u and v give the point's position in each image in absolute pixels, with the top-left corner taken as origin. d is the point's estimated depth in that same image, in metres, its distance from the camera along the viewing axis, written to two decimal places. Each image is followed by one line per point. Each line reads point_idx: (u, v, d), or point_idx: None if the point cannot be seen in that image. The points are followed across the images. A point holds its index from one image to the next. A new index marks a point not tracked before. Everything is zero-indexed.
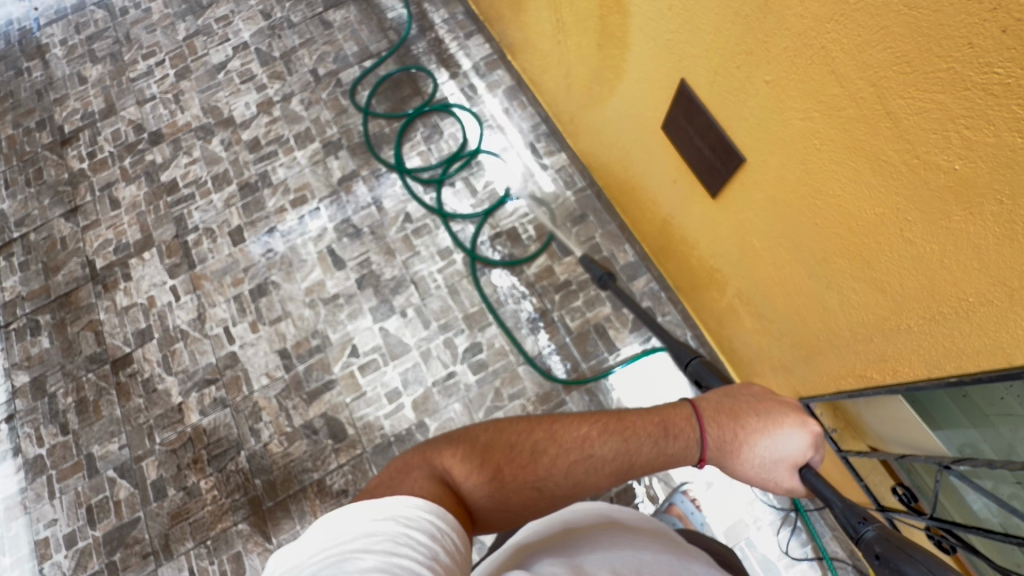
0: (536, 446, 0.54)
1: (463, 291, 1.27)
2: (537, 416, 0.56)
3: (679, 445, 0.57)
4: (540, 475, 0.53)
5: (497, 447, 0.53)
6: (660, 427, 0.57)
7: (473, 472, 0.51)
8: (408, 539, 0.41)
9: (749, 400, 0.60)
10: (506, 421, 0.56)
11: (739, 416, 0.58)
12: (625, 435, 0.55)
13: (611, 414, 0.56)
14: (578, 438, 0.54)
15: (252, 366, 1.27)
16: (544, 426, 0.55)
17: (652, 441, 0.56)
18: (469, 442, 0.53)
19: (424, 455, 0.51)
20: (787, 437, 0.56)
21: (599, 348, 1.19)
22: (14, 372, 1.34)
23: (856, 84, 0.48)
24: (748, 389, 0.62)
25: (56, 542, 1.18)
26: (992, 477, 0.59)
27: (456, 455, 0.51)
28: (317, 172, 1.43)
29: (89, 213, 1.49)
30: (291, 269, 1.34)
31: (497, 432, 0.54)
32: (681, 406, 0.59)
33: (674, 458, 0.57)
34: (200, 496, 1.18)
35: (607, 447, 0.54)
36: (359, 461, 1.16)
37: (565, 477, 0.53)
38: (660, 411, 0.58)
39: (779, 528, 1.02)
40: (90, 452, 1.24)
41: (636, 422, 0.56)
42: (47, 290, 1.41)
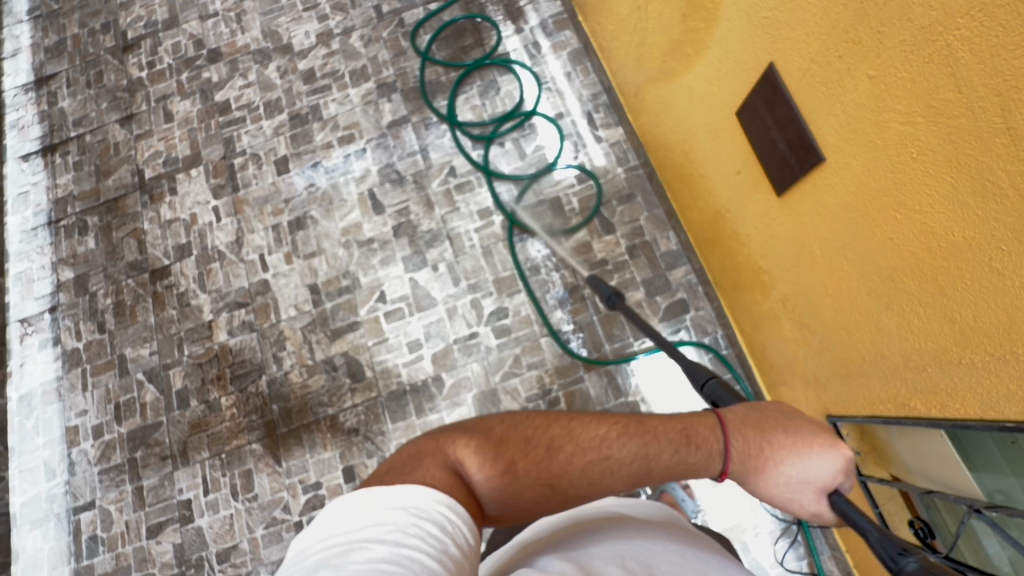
0: (552, 443, 0.51)
1: (497, 254, 1.25)
2: (556, 413, 0.54)
3: (701, 455, 0.53)
4: (554, 472, 0.51)
5: (512, 440, 0.51)
6: (683, 434, 0.53)
7: (484, 462, 0.49)
8: (418, 531, 0.42)
9: (776, 415, 0.56)
10: (522, 416, 0.54)
11: (764, 431, 0.54)
12: (646, 439, 0.52)
13: (633, 416, 0.54)
14: (596, 438, 0.52)
15: (282, 296, 1.29)
16: (561, 422, 0.53)
17: (673, 448, 0.52)
18: (484, 432, 0.52)
19: (435, 443, 0.50)
20: (815, 459, 0.52)
21: (625, 332, 1.17)
22: (60, 267, 1.40)
23: (977, 92, 0.43)
24: (775, 404, 0.58)
25: (84, 431, 1.25)
26: (1019, 526, 0.57)
27: (470, 444, 0.50)
28: (367, 113, 1.41)
29: (143, 122, 1.51)
30: (330, 207, 1.35)
31: (512, 425, 0.53)
32: (706, 417, 0.55)
33: (694, 469, 0.53)
34: (220, 412, 1.23)
35: (626, 450, 0.52)
36: (373, 403, 1.19)
37: (579, 478, 0.51)
38: (684, 418, 0.54)
39: (777, 537, 1.01)
40: (123, 353, 1.30)
41: (659, 426, 0.53)
42: (97, 193, 1.45)
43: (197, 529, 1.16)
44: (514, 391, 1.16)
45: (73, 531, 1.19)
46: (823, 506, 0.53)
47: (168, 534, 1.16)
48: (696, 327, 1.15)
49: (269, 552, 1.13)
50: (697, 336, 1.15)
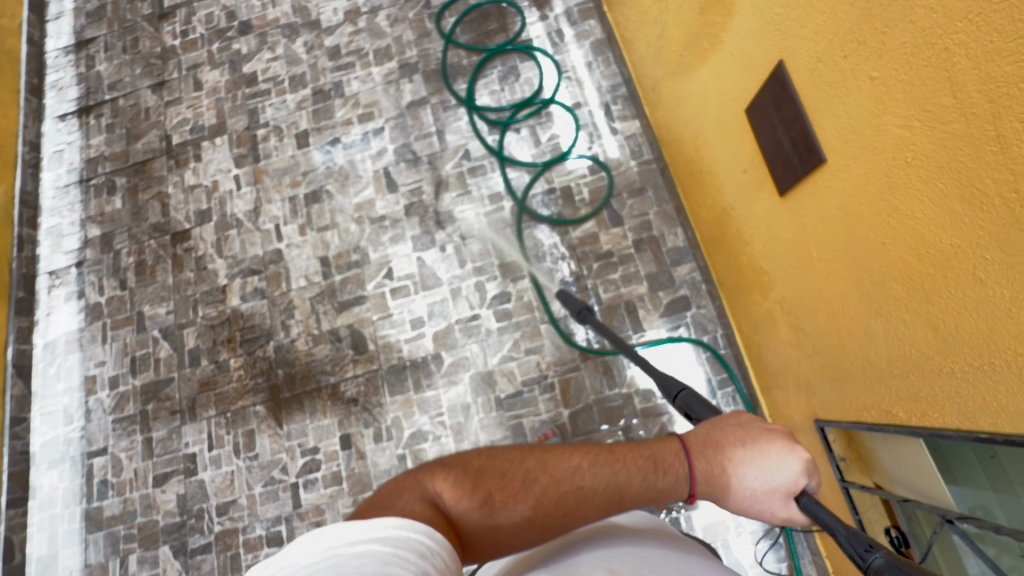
0: (528, 476, 0.51)
1: (505, 239, 1.27)
2: (530, 445, 0.54)
3: (668, 480, 0.54)
4: (531, 503, 0.50)
5: (488, 473, 0.51)
6: (649, 461, 0.55)
7: (460, 495, 0.49)
8: (396, 559, 0.39)
9: (735, 430, 0.58)
10: (496, 450, 0.54)
11: (724, 449, 0.56)
12: (616, 467, 0.53)
13: (603, 445, 0.54)
14: (568, 468, 0.52)
15: (294, 267, 1.33)
16: (535, 454, 0.53)
17: (641, 475, 0.54)
18: (459, 467, 0.52)
19: (410, 478, 0.50)
20: (778, 467, 0.55)
21: (625, 324, 1.18)
22: (88, 224, 1.46)
23: (970, 97, 0.43)
24: (735, 417, 0.60)
25: (101, 381, 1.32)
26: (997, 545, 0.57)
27: (446, 478, 0.50)
28: (388, 92, 1.44)
29: (173, 89, 1.55)
30: (346, 182, 1.38)
31: (488, 457, 0.53)
32: (669, 440, 0.57)
33: (664, 494, 0.54)
34: (228, 372, 1.28)
35: (598, 478, 0.52)
36: (374, 375, 1.22)
37: (556, 507, 0.50)
38: (649, 444, 0.56)
39: (759, 538, 1.02)
40: (141, 310, 1.36)
41: (627, 454, 0.54)
42: (127, 155, 1.51)
43: (199, 481, 1.21)
44: (510, 374, 1.18)
45: (86, 474, 1.26)
46: (792, 511, 0.55)
47: (173, 485, 1.22)
48: (696, 325, 1.15)
49: (265, 510, 1.17)
50: (696, 334, 1.15)
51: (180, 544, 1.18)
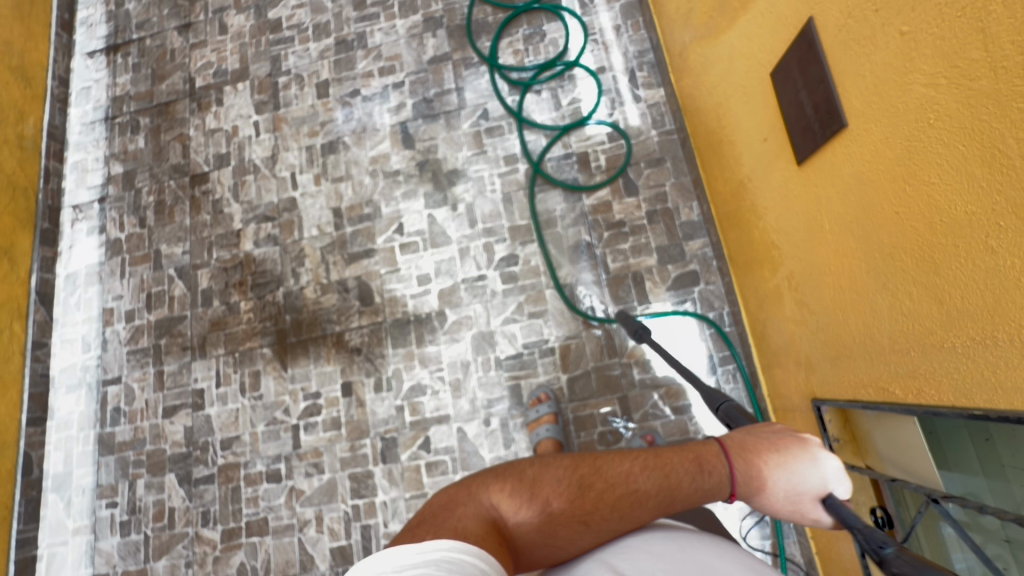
0: (582, 481, 0.54)
1: (517, 201, 1.26)
2: (582, 452, 0.57)
3: (714, 481, 0.56)
4: (588, 509, 0.52)
5: (543, 479, 0.54)
6: (696, 462, 0.56)
7: (517, 504, 0.52)
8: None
9: (768, 437, 0.60)
10: (550, 457, 0.57)
11: (757, 451, 0.59)
12: (666, 472, 0.55)
13: (650, 450, 0.57)
14: (621, 472, 0.55)
15: (307, 216, 1.34)
16: (588, 461, 0.56)
17: (690, 476, 0.56)
18: (514, 476, 0.54)
19: (468, 491, 0.53)
20: (805, 470, 0.57)
21: (631, 295, 1.17)
22: (111, 161, 1.49)
23: (1002, 50, 0.41)
24: (768, 427, 0.63)
25: (118, 314, 1.36)
26: (982, 532, 0.58)
27: (503, 489, 0.53)
28: (411, 46, 1.42)
29: (199, 32, 1.55)
30: (362, 135, 1.37)
31: (541, 465, 0.56)
32: (709, 443, 0.58)
33: (710, 495, 0.56)
34: (238, 314, 1.31)
35: (652, 481, 0.54)
36: (378, 327, 1.24)
37: (613, 511, 0.53)
38: (693, 447, 0.58)
39: (746, 514, 1.02)
40: (159, 249, 1.39)
41: (674, 457, 0.57)
42: (151, 96, 1.52)
43: (206, 416, 1.26)
44: (512, 335, 1.18)
45: (101, 401, 1.31)
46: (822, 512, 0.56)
47: (181, 417, 1.26)
48: (703, 301, 1.14)
49: (266, 448, 1.22)
50: (702, 310, 1.13)
51: (185, 473, 1.23)
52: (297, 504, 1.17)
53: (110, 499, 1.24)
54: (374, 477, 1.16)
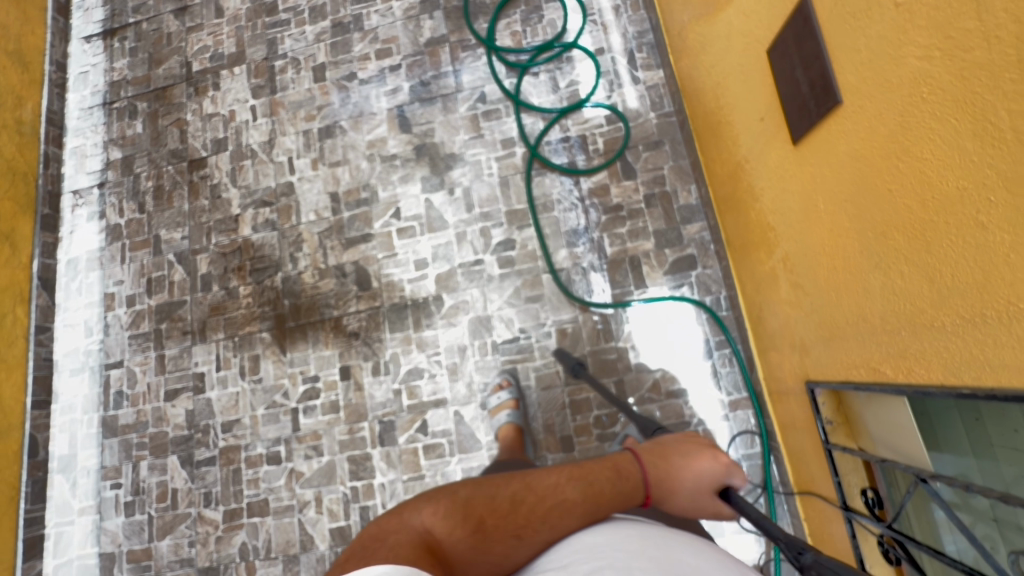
0: (513, 497, 0.58)
1: (514, 185, 1.25)
2: (512, 471, 0.61)
3: (631, 485, 0.62)
4: (519, 522, 0.56)
5: (475, 498, 0.57)
6: (613, 469, 0.63)
7: (449, 525, 0.54)
8: None
9: (675, 445, 0.69)
10: (482, 478, 0.61)
11: (666, 456, 0.66)
12: (588, 480, 0.61)
13: (574, 463, 0.63)
14: (549, 484, 0.60)
15: (304, 201, 1.34)
16: (517, 479, 0.60)
17: (610, 480, 0.61)
18: (448, 497, 0.57)
19: (401, 517, 0.54)
20: (706, 468, 0.65)
21: (627, 280, 1.16)
22: (110, 146, 1.49)
23: (996, 18, 0.40)
24: (677, 437, 0.71)
25: (119, 299, 1.37)
26: (972, 512, 0.58)
27: (436, 510, 0.55)
28: (407, 28, 1.40)
29: (195, 15, 1.54)
30: (359, 119, 1.37)
31: (473, 485, 0.59)
32: (624, 453, 0.66)
33: (631, 498, 0.61)
34: (237, 299, 1.32)
35: (577, 489, 0.59)
36: (375, 312, 1.24)
37: (542, 520, 0.56)
38: (611, 458, 0.65)
39: None
40: (158, 234, 1.40)
41: (595, 467, 0.63)
42: (148, 80, 1.52)
43: (206, 400, 1.27)
44: (508, 320, 1.19)
45: (104, 384, 1.33)
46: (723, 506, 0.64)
47: (182, 400, 1.28)
48: (700, 285, 1.13)
49: (266, 430, 1.23)
50: (698, 294, 1.13)
51: (187, 455, 1.25)
52: (297, 486, 1.19)
53: (115, 480, 1.27)
54: (372, 459, 1.17)
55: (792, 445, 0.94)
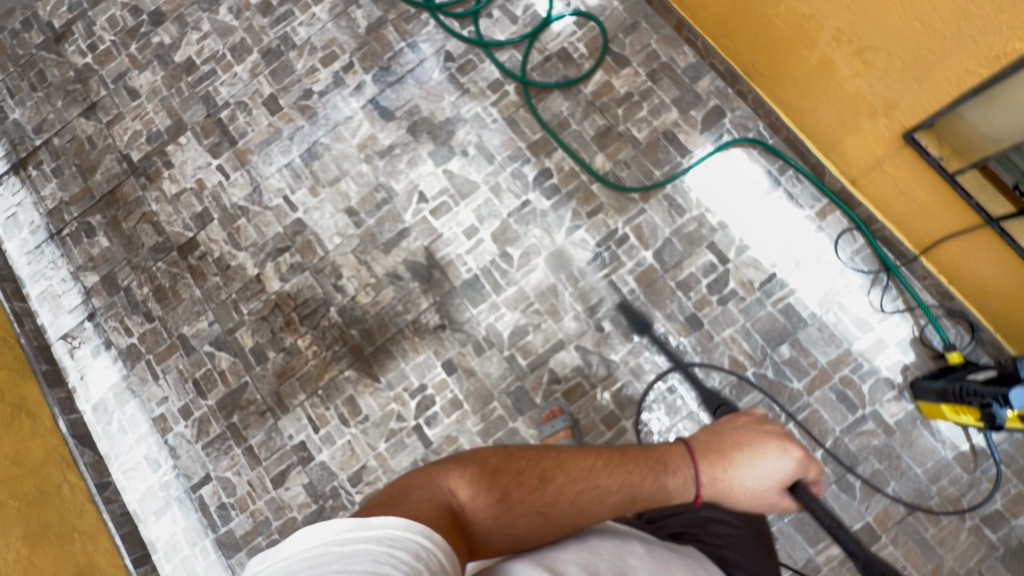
0: (545, 474, 0.61)
1: (522, 120, 1.23)
2: (547, 447, 0.64)
3: (677, 480, 0.66)
4: (547, 501, 0.59)
5: (505, 469, 0.60)
6: (659, 462, 0.66)
7: (475, 491, 0.57)
8: (389, 559, 0.45)
9: (734, 433, 0.69)
10: (513, 449, 0.63)
11: (726, 451, 0.67)
12: (629, 469, 0.64)
13: (616, 449, 0.66)
14: (584, 468, 0.63)
15: (321, 229, 1.26)
16: (551, 455, 0.63)
17: (653, 476, 0.65)
18: (478, 464, 0.60)
19: (429, 476, 0.57)
20: (771, 462, 0.65)
21: (671, 154, 1.17)
22: (81, 274, 1.33)
23: None
24: (732, 420, 0.71)
25: (172, 416, 1.23)
26: None
27: (464, 476, 0.58)
28: (341, 25, 1.34)
29: (109, 107, 1.41)
30: (338, 129, 1.30)
31: (506, 455, 0.62)
32: (676, 446, 0.68)
33: (672, 493, 0.65)
34: (301, 354, 1.22)
35: (611, 478, 0.63)
36: (450, 296, 1.19)
37: (571, 504, 0.60)
38: (659, 449, 0.67)
39: (870, 289, 1.06)
40: (181, 332, 1.27)
41: (638, 459, 0.66)
42: (90, 191, 1.37)
43: (320, 464, 1.17)
44: (582, 241, 1.17)
45: (200, 507, 1.19)
46: (788, 500, 0.66)
47: (295, 478, 1.17)
48: (738, 127, 1.15)
49: (398, 461, 1.15)
50: (740, 134, 1.15)
51: None
52: None
53: None
54: (519, 432, 1.12)
55: (901, 210, 0.99)
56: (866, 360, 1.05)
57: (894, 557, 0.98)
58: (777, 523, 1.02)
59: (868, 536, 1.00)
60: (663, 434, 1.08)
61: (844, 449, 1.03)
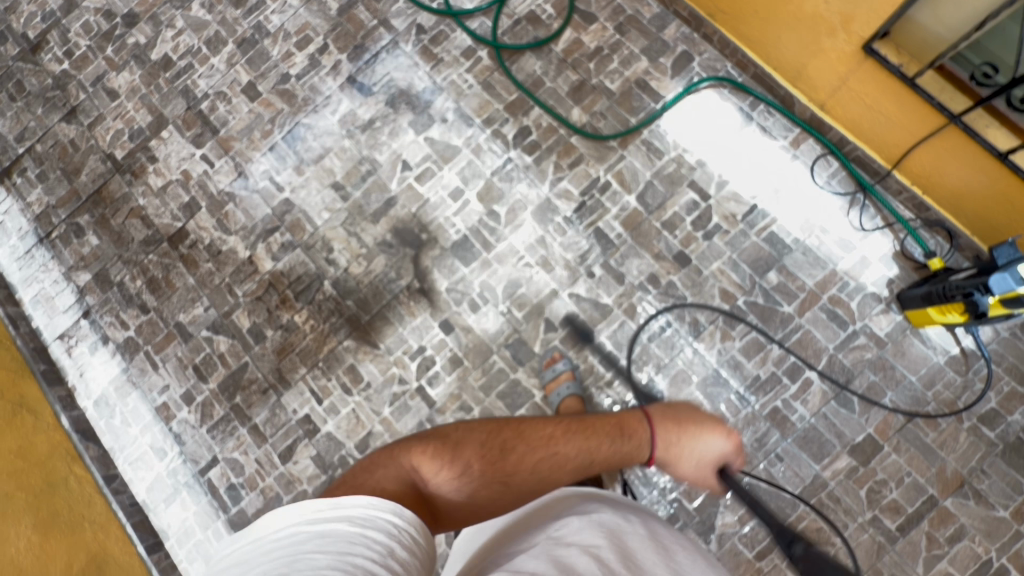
0: (505, 445, 0.66)
1: (498, 83, 1.26)
2: (504, 421, 0.68)
3: (631, 443, 0.71)
4: (508, 470, 0.64)
5: (466, 443, 0.64)
6: (616, 428, 0.72)
7: (439, 465, 0.61)
8: (363, 539, 0.48)
9: (688, 411, 0.74)
10: (475, 423, 0.68)
11: (681, 424, 0.72)
12: (585, 435, 0.69)
13: (575, 419, 0.71)
14: (543, 437, 0.68)
15: (309, 206, 1.27)
16: (512, 426, 0.68)
17: (609, 440, 0.71)
18: (441, 441, 0.64)
19: (393, 455, 0.60)
20: (713, 442, 0.71)
21: (644, 101, 1.20)
22: (73, 274, 1.34)
23: None
24: (688, 402, 0.76)
25: (175, 403, 1.23)
26: None
27: (427, 453, 0.61)
28: (312, 10, 1.37)
29: (89, 110, 1.42)
30: (318, 108, 1.32)
31: (465, 431, 0.66)
32: (635, 413, 0.74)
33: (628, 455, 0.71)
34: (299, 329, 1.23)
35: (570, 445, 0.68)
36: (441, 257, 1.20)
37: (530, 471, 0.65)
38: (617, 417, 0.73)
39: (849, 210, 1.09)
40: (178, 321, 1.27)
41: (595, 424, 0.71)
42: (76, 193, 1.38)
43: (327, 435, 1.17)
44: (566, 192, 1.19)
45: (210, 490, 1.19)
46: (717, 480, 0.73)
47: (303, 452, 1.17)
48: (707, 69, 1.19)
49: (404, 423, 1.15)
50: (710, 75, 1.18)
51: None
52: None
53: None
54: (521, 382, 1.13)
55: (870, 125, 1.02)
56: (851, 277, 1.07)
57: (897, 465, 1.01)
58: (781, 444, 1.04)
59: (870, 447, 1.02)
60: (662, 369, 1.10)
61: (839, 364, 1.05)
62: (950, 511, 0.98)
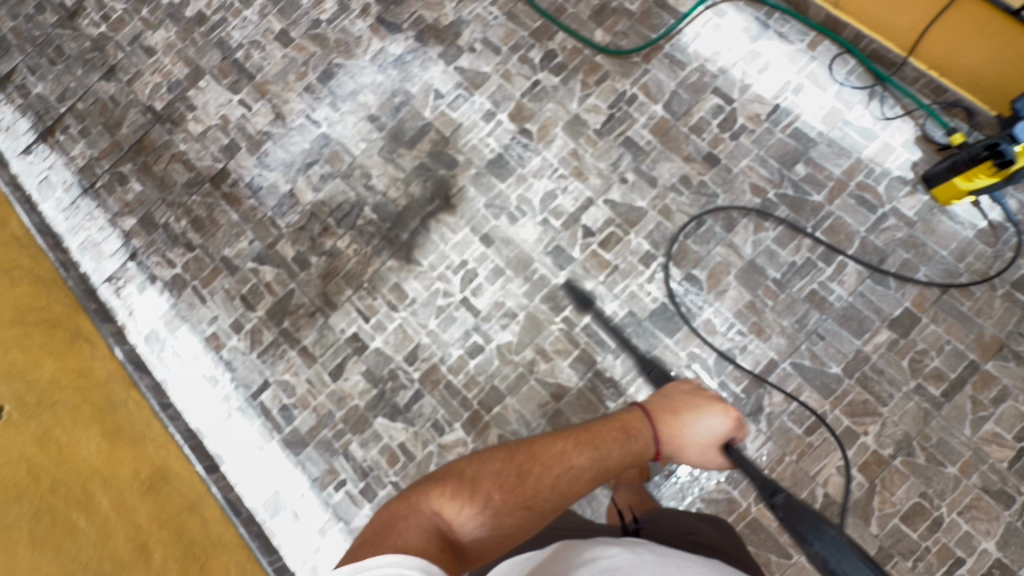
0: (521, 469, 0.66)
1: (522, 13, 1.32)
2: (516, 445, 0.68)
3: (638, 443, 0.76)
4: (529, 494, 0.64)
5: (483, 476, 0.64)
6: (621, 430, 0.76)
7: (458, 505, 0.61)
8: None
9: (682, 398, 0.83)
10: (486, 454, 0.68)
11: (676, 412, 0.80)
12: (594, 445, 0.72)
13: (582, 430, 0.73)
14: (555, 453, 0.68)
15: (346, 138, 1.32)
16: (523, 450, 0.68)
17: (618, 443, 0.74)
18: (457, 479, 0.64)
19: (411, 503, 0.61)
20: (711, 421, 0.80)
21: (664, 18, 1.26)
22: (119, 220, 1.38)
23: None
24: (679, 389, 0.85)
25: (225, 332, 1.26)
26: None
27: (444, 495, 0.62)
28: None
29: (127, 68, 1.48)
30: (349, 49, 1.37)
31: (478, 464, 0.66)
32: (635, 412, 0.80)
33: (637, 454, 0.76)
34: (343, 254, 1.26)
35: (583, 457, 0.69)
36: (478, 176, 1.25)
37: (551, 490, 0.66)
38: (619, 421, 0.77)
39: (869, 102, 1.14)
40: (223, 255, 1.31)
41: (602, 432, 0.74)
42: (118, 144, 1.43)
43: (376, 350, 1.20)
44: (595, 108, 1.24)
45: (263, 413, 1.21)
46: (721, 454, 0.81)
47: (353, 368, 1.20)
48: None
49: (451, 333, 1.18)
50: None
51: (391, 408, 1.17)
52: (513, 354, 1.16)
53: (336, 481, 1.15)
54: (564, 287, 1.17)
55: (885, 13, 1.10)
56: (877, 163, 1.12)
57: (936, 334, 1.04)
58: (822, 323, 1.07)
59: (909, 320, 1.05)
60: (701, 263, 1.13)
61: (873, 245, 1.09)
62: (992, 373, 1.01)
